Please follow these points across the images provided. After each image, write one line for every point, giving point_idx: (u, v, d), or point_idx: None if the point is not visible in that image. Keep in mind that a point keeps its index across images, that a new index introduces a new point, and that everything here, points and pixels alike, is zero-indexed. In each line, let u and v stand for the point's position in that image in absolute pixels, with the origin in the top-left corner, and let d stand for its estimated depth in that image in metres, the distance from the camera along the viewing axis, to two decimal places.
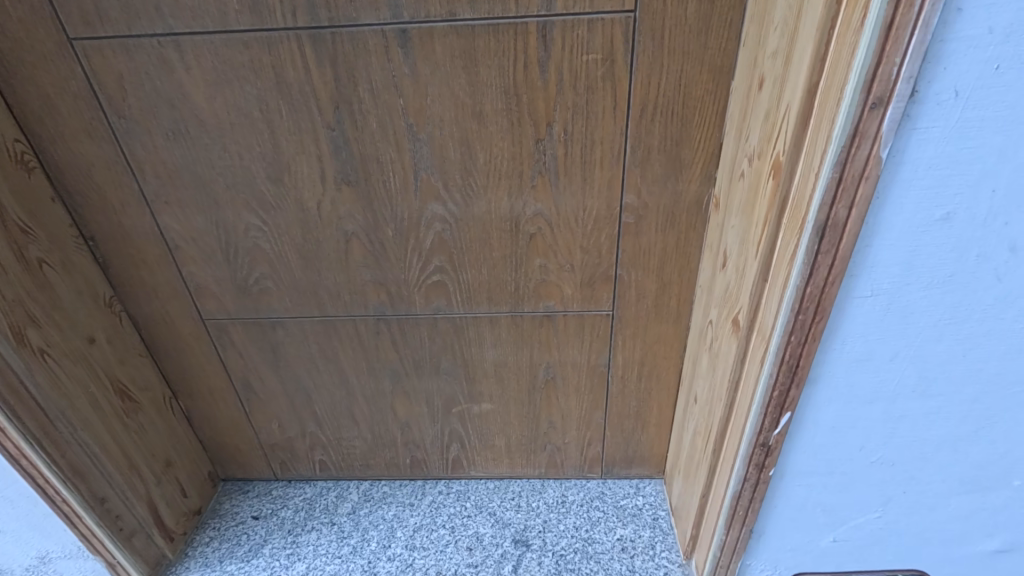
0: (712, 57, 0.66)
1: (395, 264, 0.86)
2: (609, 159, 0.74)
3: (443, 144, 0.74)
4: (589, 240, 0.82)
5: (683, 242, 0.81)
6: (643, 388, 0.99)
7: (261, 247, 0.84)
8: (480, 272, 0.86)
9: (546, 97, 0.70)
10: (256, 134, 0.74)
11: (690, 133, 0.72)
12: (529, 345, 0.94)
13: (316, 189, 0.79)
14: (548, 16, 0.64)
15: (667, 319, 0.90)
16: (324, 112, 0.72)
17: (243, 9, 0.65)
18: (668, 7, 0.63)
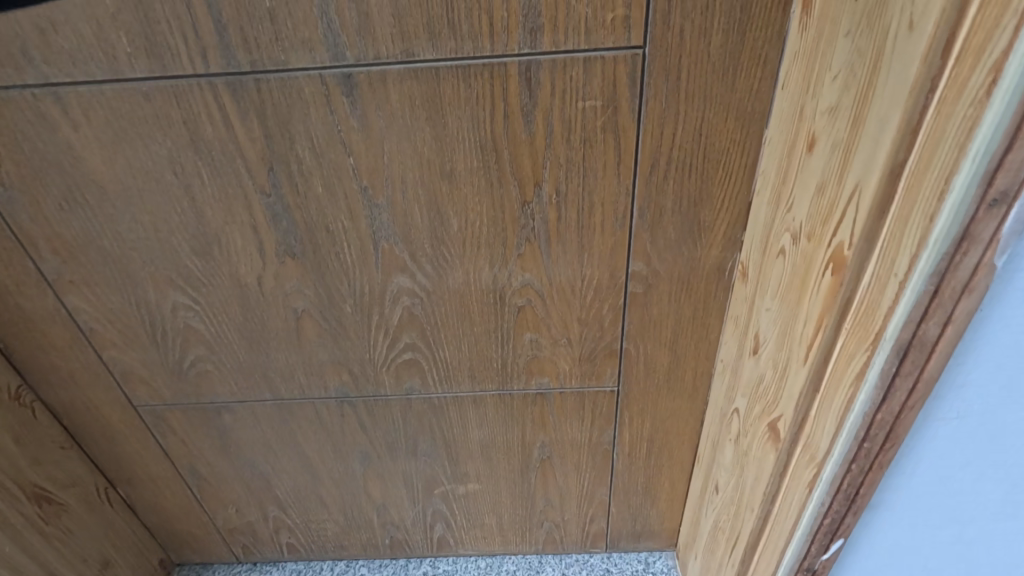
0: (740, 103, 0.52)
1: (358, 343, 0.71)
2: (611, 223, 0.61)
3: (406, 209, 0.60)
4: (589, 312, 0.68)
5: (702, 312, 0.68)
6: (653, 464, 0.86)
7: (194, 328, 0.70)
8: (459, 349, 0.72)
9: (533, 153, 0.56)
10: (172, 202, 0.59)
11: (712, 190, 0.58)
12: (521, 424, 0.81)
13: (254, 263, 0.64)
14: (533, 55, 0.50)
15: (681, 394, 0.77)
16: (255, 174, 0.57)
17: (137, 52, 0.50)
18: (687, 42, 0.49)
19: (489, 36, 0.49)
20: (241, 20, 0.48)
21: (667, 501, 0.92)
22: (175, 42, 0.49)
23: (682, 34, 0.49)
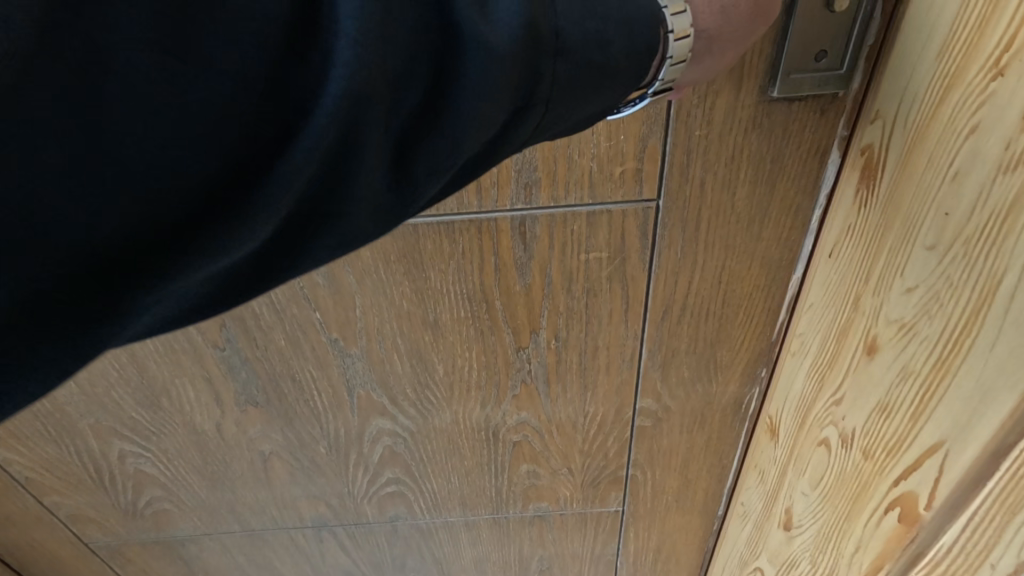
0: (765, 252, 0.46)
1: (335, 479, 0.64)
2: (617, 366, 0.54)
3: (384, 357, 0.52)
4: (592, 444, 0.62)
5: (716, 441, 0.62)
6: (660, 570, 0.80)
7: (147, 472, 0.61)
8: (449, 480, 0.65)
9: (530, 303, 0.48)
10: (109, 359, 0.51)
11: (731, 332, 0.51)
12: (518, 541, 0.75)
13: (212, 412, 0.56)
14: (528, 209, 0.42)
15: (691, 511, 0.71)
16: (205, 330, 0.49)
17: None
18: (708, 193, 0.42)
19: (476, 192, 0.41)
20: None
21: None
22: None
23: (702, 188, 0.42)
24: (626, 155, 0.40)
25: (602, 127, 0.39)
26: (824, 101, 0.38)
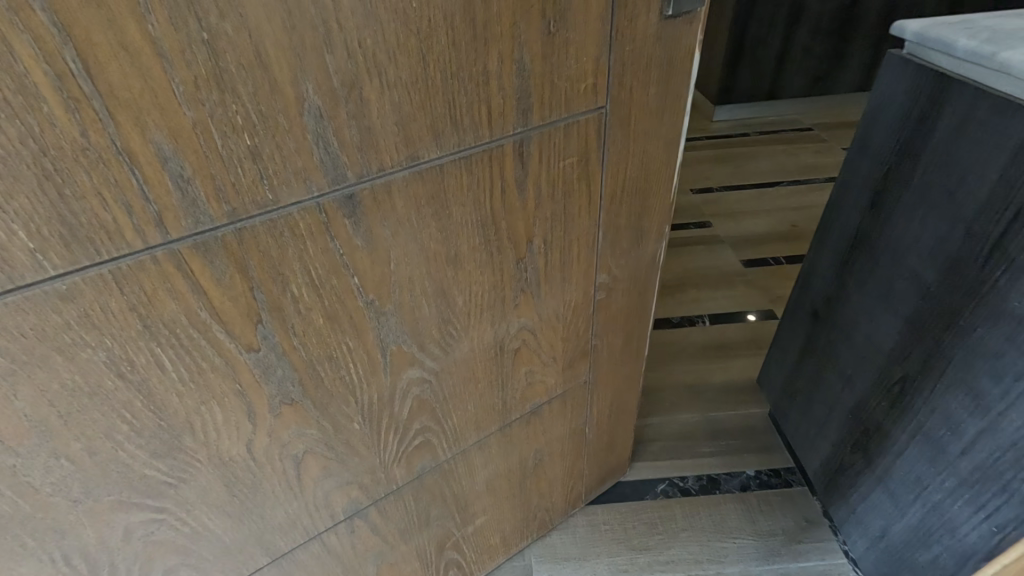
0: (666, 134, 0.64)
1: (367, 454, 0.64)
2: (584, 253, 0.68)
3: (414, 305, 0.56)
4: (569, 328, 0.75)
5: (643, 294, 0.82)
6: (614, 422, 1.01)
7: (161, 540, 0.53)
8: (467, 409, 0.72)
9: (525, 217, 0.58)
10: (119, 409, 0.43)
11: (648, 202, 0.70)
12: (518, 445, 0.85)
13: (241, 431, 0.52)
14: (525, 133, 0.52)
15: (630, 360, 0.92)
16: (239, 334, 0.46)
17: (55, 241, 0.34)
18: (634, 94, 0.57)
19: (489, 125, 0.49)
20: (211, 168, 0.37)
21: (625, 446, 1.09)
22: (116, 214, 0.35)
23: (630, 92, 0.57)
24: (587, 72, 0.52)
25: (571, 52, 0.50)
26: (691, 16, 0.56)
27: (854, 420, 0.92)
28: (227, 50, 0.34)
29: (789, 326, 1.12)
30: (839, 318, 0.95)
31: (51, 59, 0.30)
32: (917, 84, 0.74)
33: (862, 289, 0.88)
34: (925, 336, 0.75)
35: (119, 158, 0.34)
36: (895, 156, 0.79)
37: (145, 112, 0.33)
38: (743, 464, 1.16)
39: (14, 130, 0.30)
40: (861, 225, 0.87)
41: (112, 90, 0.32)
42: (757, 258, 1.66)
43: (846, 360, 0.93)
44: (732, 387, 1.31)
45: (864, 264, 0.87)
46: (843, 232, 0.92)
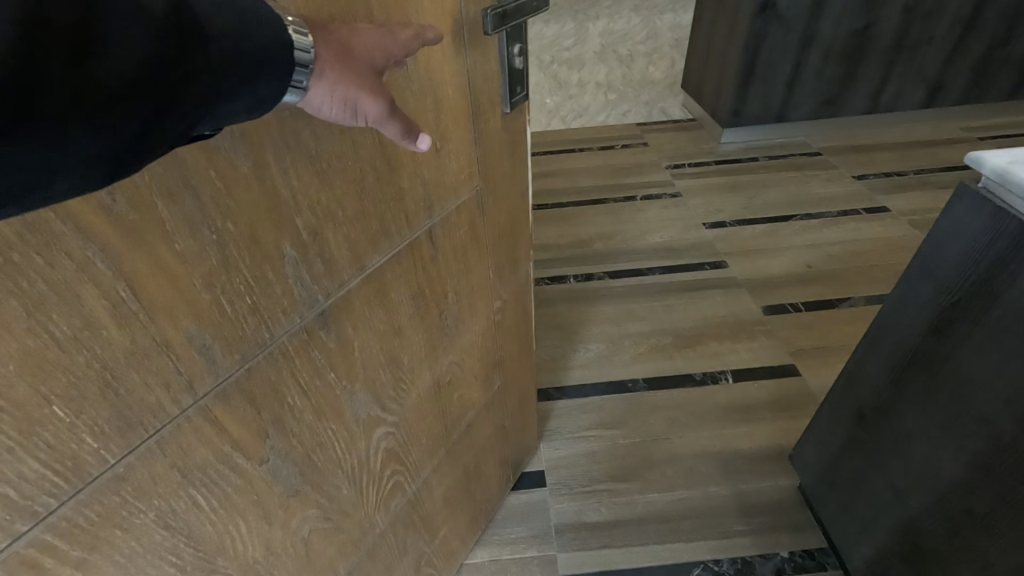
0: (521, 190, 0.84)
1: (355, 512, 0.73)
2: (482, 292, 0.84)
3: (375, 377, 0.67)
4: (481, 351, 0.92)
5: (524, 307, 1.02)
6: (524, 410, 1.22)
7: None
8: (422, 443, 0.84)
9: (440, 280, 0.73)
10: (165, 555, 0.48)
11: (518, 237, 0.89)
12: (461, 456, 1.00)
13: (260, 535, 0.58)
14: (432, 221, 0.66)
15: (525, 357, 1.12)
16: (252, 453, 0.53)
17: (112, 433, 0.40)
18: (496, 168, 0.75)
19: (408, 225, 0.62)
20: (223, 329, 0.45)
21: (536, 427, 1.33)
22: (157, 394, 0.42)
23: (493, 169, 0.75)
24: (463, 166, 0.68)
25: (451, 156, 0.65)
26: (521, 107, 0.75)
27: (904, 533, 0.88)
28: (230, 242, 0.43)
29: (823, 421, 1.07)
30: (886, 429, 0.90)
31: (108, 292, 0.36)
32: (1001, 224, 0.66)
33: (916, 409, 0.83)
34: (993, 482, 0.70)
35: (160, 349, 0.41)
36: (964, 288, 0.72)
37: (177, 307, 0.41)
38: (776, 543, 1.18)
39: (84, 357, 0.36)
40: (919, 346, 0.81)
41: (152, 301, 0.39)
42: (776, 304, 1.72)
43: (894, 471, 0.89)
44: (762, 457, 1.33)
45: (920, 386, 0.82)
46: (896, 344, 0.86)
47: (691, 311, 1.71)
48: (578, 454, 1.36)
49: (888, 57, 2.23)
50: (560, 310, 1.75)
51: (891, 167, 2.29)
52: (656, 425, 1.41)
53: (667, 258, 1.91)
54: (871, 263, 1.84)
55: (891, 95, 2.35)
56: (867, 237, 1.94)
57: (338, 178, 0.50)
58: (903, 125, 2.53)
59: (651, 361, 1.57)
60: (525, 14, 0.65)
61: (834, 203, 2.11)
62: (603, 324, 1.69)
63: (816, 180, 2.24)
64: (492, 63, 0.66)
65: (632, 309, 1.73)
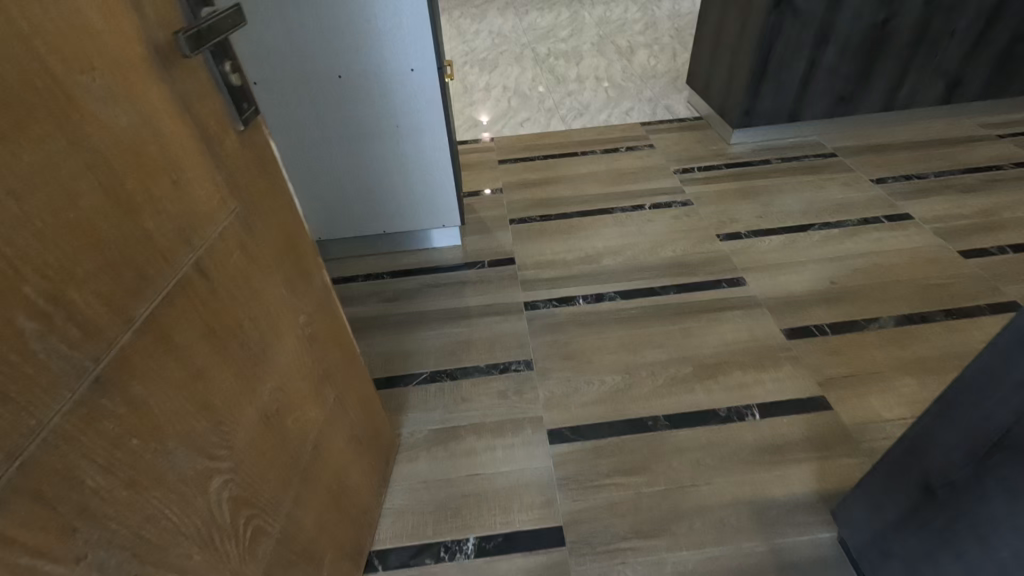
0: (280, 199, 1.03)
1: (215, 563, 0.84)
2: (280, 308, 1.01)
3: (189, 430, 0.78)
4: (297, 365, 1.08)
5: (329, 307, 1.22)
6: (365, 407, 1.44)
7: None
8: (265, 473, 0.97)
9: (227, 311, 0.86)
10: None
11: (294, 246, 1.07)
12: (315, 478, 1.17)
13: None
14: (196, 256, 0.79)
15: (347, 353, 1.31)
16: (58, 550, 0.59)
17: None
18: (246, 191, 0.91)
19: (168, 263, 0.74)
20: None
21: (380, 418, 1.57)
22: None
23: (244, 190, 0.91)
24: (213, 194, 0.83)
25: (194, 184, 0.78)
26: (253, 120, 0.93)
27: None
28: None
29: (891, 489, 1.17)
30: (958, 505, 0.99)
31: None
32: None
33: (993, 500, 0.91)
34: None
35: None
36: None
37: None
38: None
39: None
40: (1010, 429, 0.86)
41: None
42: (797, 328, 2.07)
43: (977, 561, 0.96)
44: (799, 507, 1.55)
45: (1009, 469, 0.87)
46: (977, 427, 0.93)
47: (709, 337, 2.06)
48: (598, 507, 1.59)
49: (904, 55, 2.92)
50: (568, 335, 2.12)
51: (862, 183, 2.84)
52: (680, 471, 1.66)
53: (681, 276, 2.34)
54: (846, 288, 2.23)
55: (907, 93, 3.08)
56: (834, 263, 2.36)
57: (65, 248, 0.59)
58: (887, 129, 3.27)
59: (671, 396, 1.87)
60: (218, 39, 0.79)
61: (822, 215, 2.64)
62: (617, 354, 2.03)
63: (788, 189, 2.83)
64: (205, 83, 0.81)
65: (649, 337, 2.08)
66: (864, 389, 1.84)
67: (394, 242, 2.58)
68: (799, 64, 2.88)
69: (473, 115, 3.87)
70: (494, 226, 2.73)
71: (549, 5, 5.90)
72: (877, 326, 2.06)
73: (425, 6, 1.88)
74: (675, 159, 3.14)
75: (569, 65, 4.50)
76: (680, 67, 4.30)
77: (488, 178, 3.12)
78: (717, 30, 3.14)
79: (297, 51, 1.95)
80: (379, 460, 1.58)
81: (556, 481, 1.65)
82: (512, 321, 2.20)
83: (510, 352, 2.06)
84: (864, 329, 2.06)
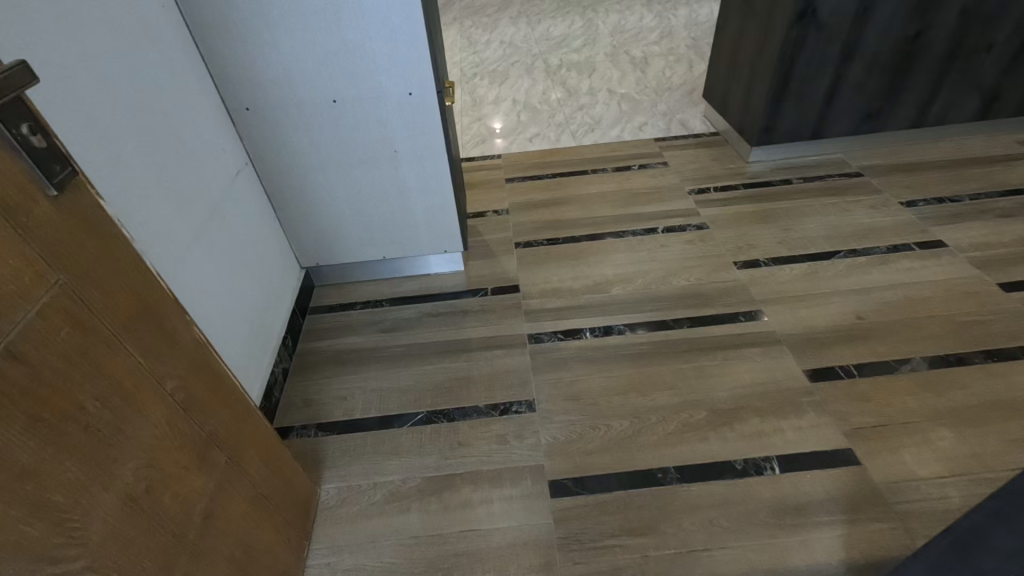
0: (133, 258, 0.92)
1: None
2: (140, 378, 0.91)
3: (21, 537, 0.69)
4: (172, 435, 0.98)
5: (212, 363, 1.12)
6: (271, 463, 1.34)
7: None
8: (141, 561, 0.88)
9: (61, 395, 0.76)
10: None
11: (156, 306, 0.97)
12: (214, 551, 1.08)
13: None
14: (6, 340, 0.69)
15: (241, 409, 1.22)
16: None
17: None
18: (76, 259, 0.81)
19: None
20: None
21: (290, 473, 1.47)
22: None
23: (74, 257, 0.81)
24: (25, 270, 0.73)
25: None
26: (72, 181, 0.80)
27: None
28: None
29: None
30: None
31: None
32: None
33: None
34: None
35: None
36: None
37: None
38: None
39: None
40: None
41: None
42: (820, 369, 1.93)
43: None
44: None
45: None
46: None
47: (725, 378, 1.92)
48: (601, 572, 1.47)
49: (938, 68, 2.75)
50: (573, 373, 1.99)
51: (890, 206, 2.67)
52: (692, 533, 1.52)
53: (696, 309, 2.21)
54: (874, 325, 2.08)
55: (940, 109, 2.90)
56: (860, 296, 2.20)
57: None
58: (917, 147, 3.09)
59: (684, 445, 1.74)
60: (3, 98, 0.66)
61: (848, 242, 2.48)
62: (625, 396, 1.90)
63: (810, 212, 2.68)
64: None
65: (659, 378, 1.95)
66: (895, 441, 1.69)
67: (393, 269, 2.49)
68: (823, 80, 2.73)
69: (481, 129, 3.77)
70: (499, 251, 2.62)
71: (563, 13, 5.79)
72: (909, 369, 1.90)
73: (423, 29, 1.79)
74: (690, 178, 3.00)
75: (581, 77, 4.38)
76: (696, 79, 4.16)
77: (494, 198, 3.01)
78: (734, 44, 3.00)
79: (289, 75, 1.87)
80: (292, 520, 1.47)
81: (557, 541, 1.53)
82: (514, 356, 2.08)
83: (511, 391, 1.95)
84: (895, 372, 1.90)
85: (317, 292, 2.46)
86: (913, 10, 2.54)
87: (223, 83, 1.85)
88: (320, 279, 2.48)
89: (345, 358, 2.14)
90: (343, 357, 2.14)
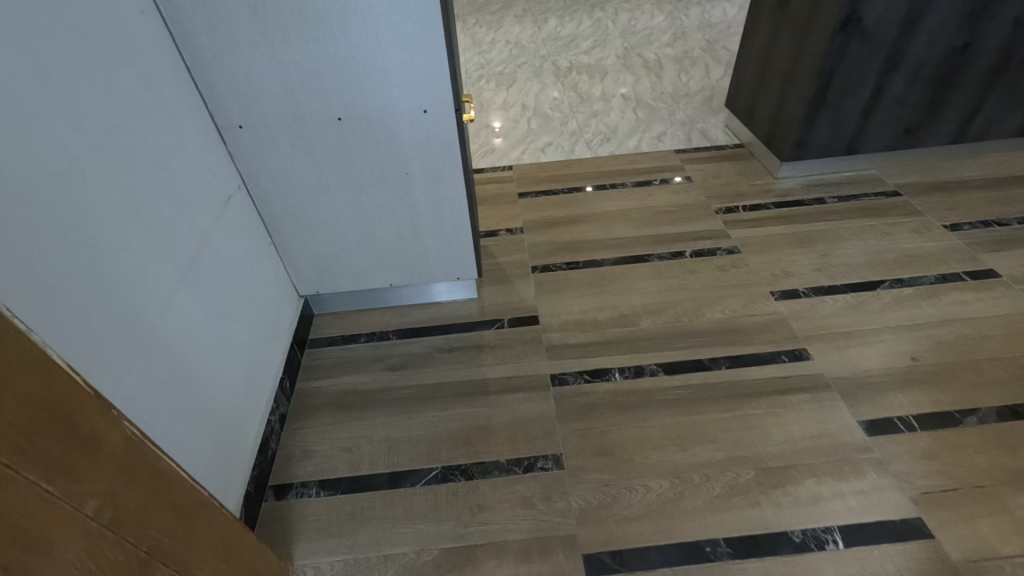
0: (42, 363, 0.75)
1: None
2: (57, 510, 0.75)
3: None
4: (98, 564, 0.83)
5: (147, 461, 0.96)
6: (226, 555, 1.19)
7: None
8: None
9: None
10: None
11: (74, 413, 0.80)
12: None
13: None
14: None
15: (185, 503, 1.06)
16: None
17: None
18: None
19: None
20: None
21: (253, 557, 1.31)
22: None
23: None
24: None
25: None
26: None
27: None
28: None
29: None
30: None
31: None
32: None
33: None
34: None
35: None
36: None
37: None
38: None
39: None
40: None
41: None
42: (877, 421, 1.75)
43: None
44: None
45: None
46: None
47: (774, 431, 1.74)
48: None
49: (985, 81, 2.56)
50: (604, 422, 1.80)
51: (935, 230, 2.49)
52: None
53: (734, 346, 2.02)
54: (932, 368, 1.89)
55: (983, 124, 2.72)
56: (913, 333, 2.02)
57: None
58: (954, 163, 2.91)
59: (732, 511, 1.56)
60: None
61: (893, 270, 2.30)
62: (663, 451, 1.70)
63: (849, 236, 2.49)
64: None
65: (700, 429, 1.75)
66: (968, 510, 1.52)
67: (400, 296, 2.28)
68: (863, 92, 2.53)
69: (489, 137, 3.55)
70: (514, 276, 2.41)
71: (570, 12, 5.55)
72: (976, 421, 1.73)
73: (443, 42, 1.58)
74: (716, 196, 2.81)
75: (593, 81, 4.17)
76: (714, 86, 3.96)
77: (507, 215, 2.80)
78: (766, 52, 2.80)
79: (288, 91, 1.64)
80: None
81: None
82: (537, 400, 1.88)
83: (536, 444, 1.75)
84: (960, 425, 1.72)
85: (316, 323, 2.25)
86: (964, 19, 2.35)
87: (213, 100, 1.63)
88: (319, 308, 2.27)
89: (350, 401, 1.93)
90: (347, 400, 1.93)
